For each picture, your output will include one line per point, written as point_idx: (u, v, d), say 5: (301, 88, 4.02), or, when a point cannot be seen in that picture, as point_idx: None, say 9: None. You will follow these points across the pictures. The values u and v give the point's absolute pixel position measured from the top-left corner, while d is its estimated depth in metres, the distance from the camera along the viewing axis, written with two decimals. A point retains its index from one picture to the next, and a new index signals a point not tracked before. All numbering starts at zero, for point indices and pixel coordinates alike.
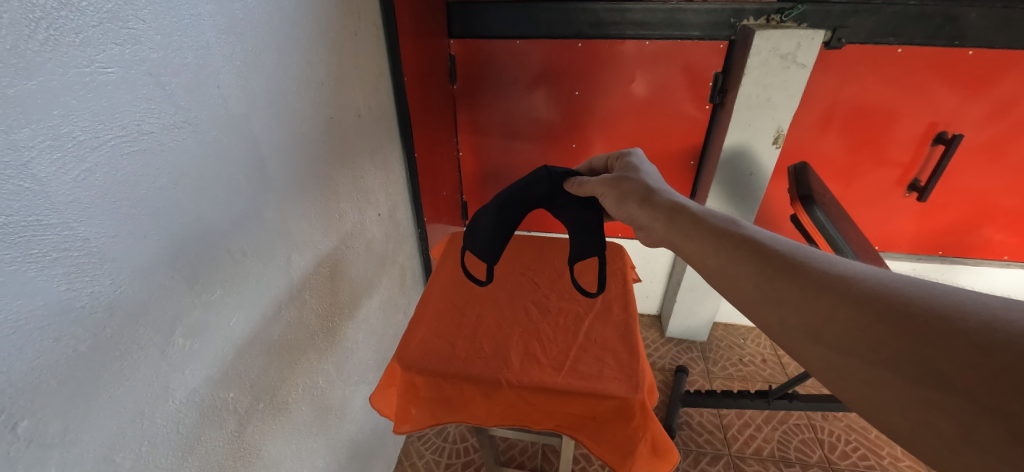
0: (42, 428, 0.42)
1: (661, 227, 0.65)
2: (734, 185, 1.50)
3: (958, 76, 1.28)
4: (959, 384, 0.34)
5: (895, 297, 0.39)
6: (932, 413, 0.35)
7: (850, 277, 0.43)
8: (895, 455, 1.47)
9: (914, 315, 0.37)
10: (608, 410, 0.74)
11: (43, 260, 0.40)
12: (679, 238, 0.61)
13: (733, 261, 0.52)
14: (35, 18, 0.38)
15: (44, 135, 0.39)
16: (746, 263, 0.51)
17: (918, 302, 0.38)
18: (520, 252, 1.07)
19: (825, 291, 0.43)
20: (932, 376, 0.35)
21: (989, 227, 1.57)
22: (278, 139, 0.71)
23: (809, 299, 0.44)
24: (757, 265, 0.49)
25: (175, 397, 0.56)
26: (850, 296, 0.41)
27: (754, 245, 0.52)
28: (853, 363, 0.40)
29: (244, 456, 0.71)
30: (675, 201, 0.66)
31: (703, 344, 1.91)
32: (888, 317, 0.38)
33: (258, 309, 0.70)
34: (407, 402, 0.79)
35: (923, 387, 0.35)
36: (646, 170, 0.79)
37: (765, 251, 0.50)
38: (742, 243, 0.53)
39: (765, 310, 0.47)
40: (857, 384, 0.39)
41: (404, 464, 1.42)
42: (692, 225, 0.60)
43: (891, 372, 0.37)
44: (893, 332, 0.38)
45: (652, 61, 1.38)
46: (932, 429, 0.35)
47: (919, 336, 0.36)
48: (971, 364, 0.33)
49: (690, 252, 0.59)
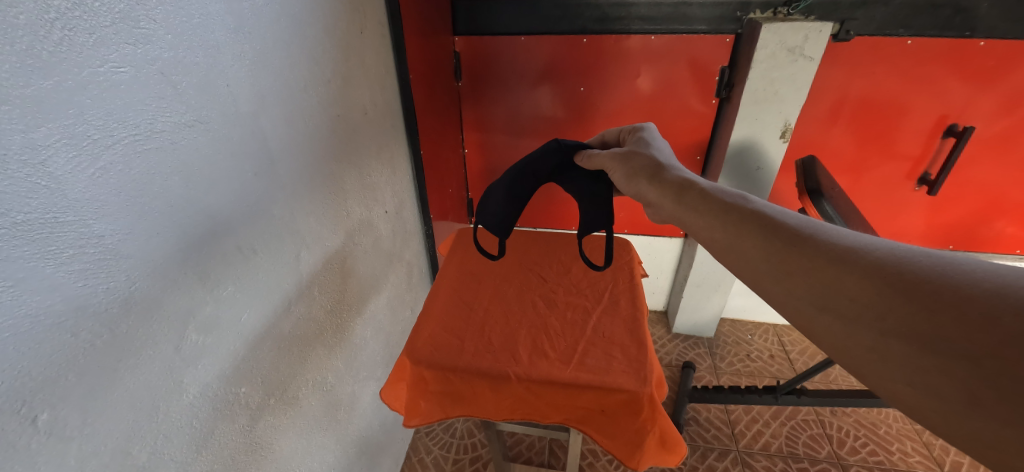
0: (62, 420, 0.43)
1: (669, 203, 0.64)
2: (741, 180, 1.49)
3: (969, 68, 1.27)
4: (961, 349, 0.34)
5: (903, 267, 0.39)
6: (937, 378, 0.35)
7: (858, 247, 0.43)
8: (905, 451, 1.45)
9: (919, 283, 0.37)
10: (617, 404, 0.74)
11: (61, 256, 0.41)
12: (687, 214, 0.61)
13: (742, 236, 0.51)
14: (51, 19, 0.39)
15: (61, 134, 0.40)
16: (753, 238, 0.50)
17: (926, 271, 0.38)
18: (529, 248, 1.07)
19: (834, 263, 0.43)
20: (936, 343, 0.35)
21: (1000, 220, 1.55)
22: (288, 135, 0.72)
23: (818, 270, 0.43)
24: (765, 237, 0.49)
25: (188, 391, 0.57)
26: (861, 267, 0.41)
27: (763, 219, 0.51)
28: (860, 333, 0.40)
29: (257, 450, 0.72)
30: (683, 179, 0.65)
31: (710, 339, 1.90)
32: (896, 287, 0.38)
33: (268, 306, 0.71)
34: (416, 396, 0.80)
35: (927, 356, 0.35)
36: (656, 147, 0.78)
37: (773, 225, 0.50)
38: (752, 218, 0.52)
39: (773, 281, 0.47)
40: (863, 354, 0.39)
41: (413, 460, 1.43)
42: (700, 200, 0.59)
43: (898, 340, 0.37)
44: (901, 301, 0.37)
45: (658, 56, 1.38)
46: (936, 393, 0.35)
47: (927, 303, 0.36)
48: (973, 332, 0.33)
49: (698, 228, 0.58)
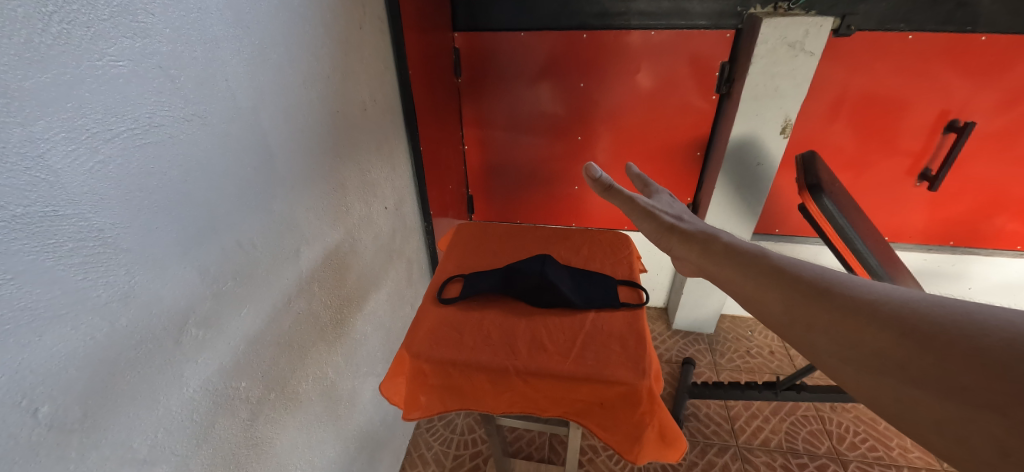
0: (62, 413, 0.43)
1: (691, 256, 0.61)
2: (742, 175, 1.48)
3: (970, 63, 1.26)
4: (992, 400, 0.29)
5: (922, 315, 0.35)
6: (968, 432, 0.29)
7: (876, 296, 0.38)
8: (904, 446, 1.46)
9: (941, 330, 0.33)
10: (616, 396, 0.74)
11: (60, 250, 0.41)
12: (709, 266, 0.57)
13: (755, 286, 0.47)
14: (48, 12, 0.39)
15: (59, 127, 0.40)
16: (766, 288, 0.46)
17: (949, 317, 0.33)
18: (528, 242, 1.07)
19: (850, 312, 0.38)
20: (962, 392, 0.30)
21: (1001, 216, 1.54)
22: (287, 130, 0.72)
23: (833, 320, 0.39)
24: (779, 287, 0.45)
25: (189, 384, 0.57)
26: (874, 317, 0.37)
27: (778, 269, 0.47)
28: (878, 384, 0.34)
29: (257, 444, 0.72)
30: (707, 233, 0.63)
31: (710, 336, 1.91)
32: (915, 336, 0.33)
33: (268, 301, 0.71)
34: (415, 391, 0.80)
35: (954, 407, 0.30)
36: (677, 209, 0.77)
37: (787, 275, 0.45)
38: (766, 268, 0.48)
39: (793, 334, 0.42)
40: (889, 407, 0.34)
41: (413, 455, 1.43)
42: (720, 252, 0.56)
43: (920, 389, 0.32)
44: (918, 351, 0.33)
45: (658, 52, 1.37)
46: (970, 452, 0.29)
47: (946, 354, 0.31)
48: (1001, 382, 0.29)
49: (717, 278, 0.54)
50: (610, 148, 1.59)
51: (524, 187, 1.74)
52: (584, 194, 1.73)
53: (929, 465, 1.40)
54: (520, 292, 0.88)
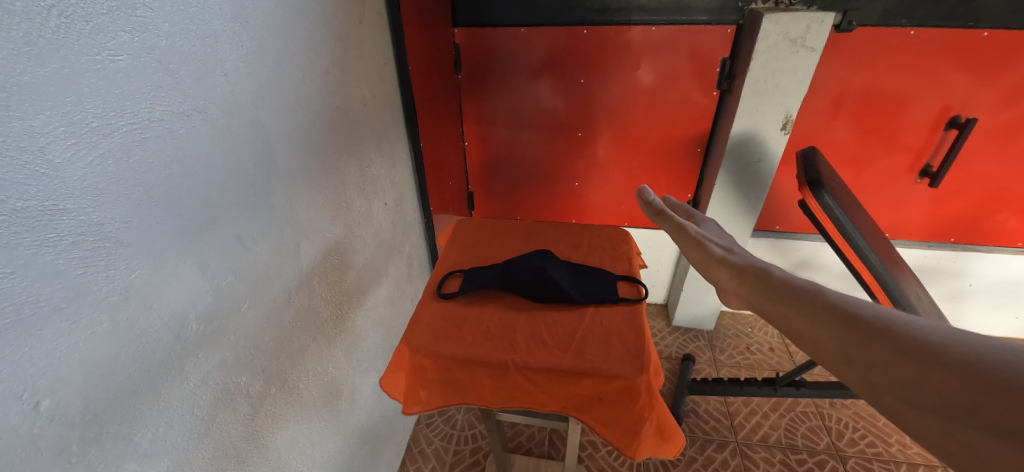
0: (64, 406, 0.43)
1: (732, 282, 0.52)
2: (743, 171, 1.47)
3: (972, 59, 1.26)
4: None
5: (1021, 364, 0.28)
6: None
7: (955, 337, 0.31)
8: (903, 442, 1.46)
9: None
10: (615, 391, 0.74)
11: (60, 244, 0.41)
12: (751, 293, 0.48)
13: (802, 315, 0.40)
14: (46, 6, 0.39)
15: (59, 121, 0.40)
16: (815, 317, 0.39)
17: None
18: (528, 238, 1.07)
19: (923, 354, 0.31)
20: None
21: (1002, 213, 1.54)
22: (286, 126, 0.72)
23: (901, 362, 0.32)
24: (832, 317, 0.38)
25: (190, 379, 0.57)
26: (947, 360, 0.30)
27: (829, 299, 0.40)
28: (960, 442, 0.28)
29: (258, 439, 0.72)
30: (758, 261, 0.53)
31: (710, 332, 1.91)
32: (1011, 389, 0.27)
33: (268, 295, 0.71)
34: (416, 385, 0.81)
35: None
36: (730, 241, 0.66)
37: (841, 305, 0.39)
38: (815, 296, 0.41)
39: (848, 374, 0.35)
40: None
41: (414, 451, 1.44)
42: (759, 276, 0.48)
43: (1016, 450, 0.26)
44: (1009, 407, 0.26)
45: (658, 48, 1.37)
46: None
47: None
48: None
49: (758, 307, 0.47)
50: (611, 144, 1.59)
51: (524, 183, 1.74)
52: (584, 190, 1.73)
53: (928, 461, 1.41)
54: (520, 287, 0.88)
